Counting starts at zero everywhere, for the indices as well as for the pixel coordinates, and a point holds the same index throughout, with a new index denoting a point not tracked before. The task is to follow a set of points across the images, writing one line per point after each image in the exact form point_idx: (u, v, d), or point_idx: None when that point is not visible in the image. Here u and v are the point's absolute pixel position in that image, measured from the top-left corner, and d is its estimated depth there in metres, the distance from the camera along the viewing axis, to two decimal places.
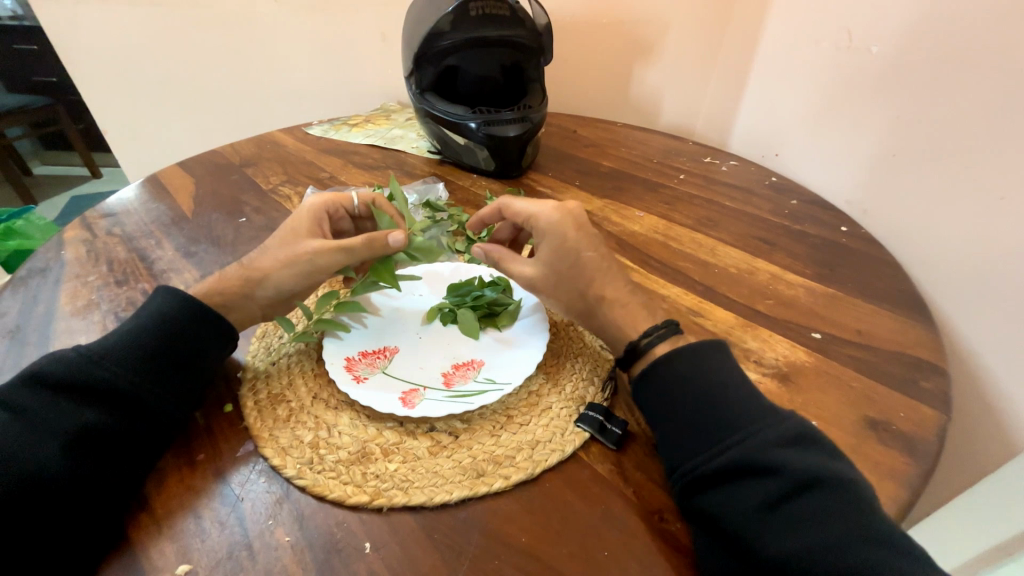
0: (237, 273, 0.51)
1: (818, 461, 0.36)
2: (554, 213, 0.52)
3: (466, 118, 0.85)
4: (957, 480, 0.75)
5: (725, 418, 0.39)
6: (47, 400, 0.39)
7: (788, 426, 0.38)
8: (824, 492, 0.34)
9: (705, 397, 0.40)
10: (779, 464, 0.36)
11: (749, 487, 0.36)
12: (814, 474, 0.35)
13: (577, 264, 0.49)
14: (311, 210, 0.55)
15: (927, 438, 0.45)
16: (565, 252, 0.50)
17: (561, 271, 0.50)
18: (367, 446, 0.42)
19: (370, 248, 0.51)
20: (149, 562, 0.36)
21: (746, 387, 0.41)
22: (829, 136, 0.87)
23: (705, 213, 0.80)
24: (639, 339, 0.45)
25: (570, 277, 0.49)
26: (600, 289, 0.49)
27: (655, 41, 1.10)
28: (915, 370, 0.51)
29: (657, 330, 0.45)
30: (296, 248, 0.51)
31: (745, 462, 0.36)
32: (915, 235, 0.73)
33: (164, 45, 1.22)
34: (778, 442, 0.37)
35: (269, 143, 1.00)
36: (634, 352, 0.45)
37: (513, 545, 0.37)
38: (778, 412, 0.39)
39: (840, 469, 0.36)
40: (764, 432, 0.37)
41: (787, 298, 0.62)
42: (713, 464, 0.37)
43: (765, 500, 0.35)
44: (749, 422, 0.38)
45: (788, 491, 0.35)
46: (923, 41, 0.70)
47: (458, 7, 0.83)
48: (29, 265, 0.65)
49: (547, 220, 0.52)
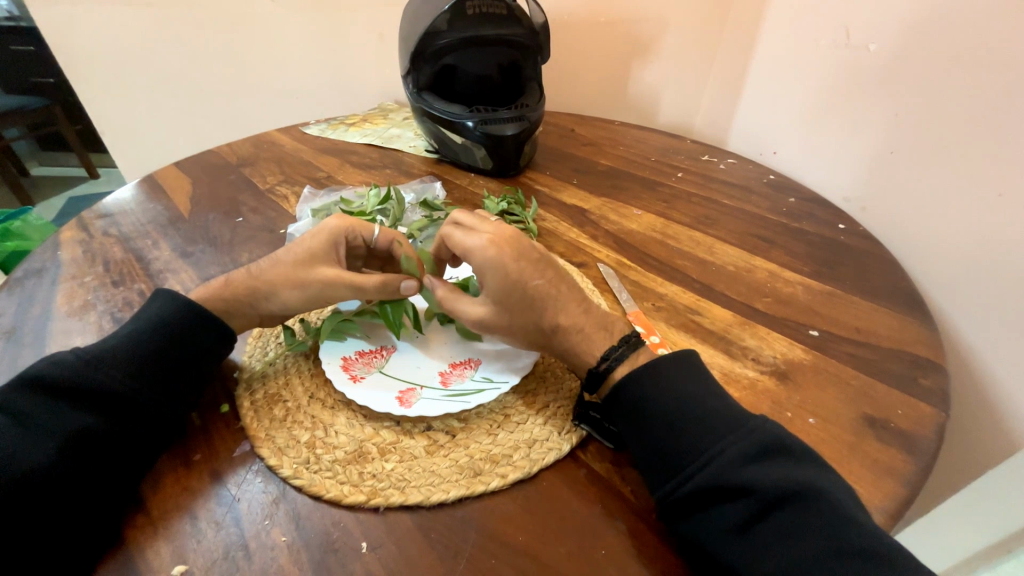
0: (244, 282, 0.49)
1: (787, 474, 0.35)
2: (489, 245, 0.45)
3: (463, 117, 0.84)
4: (955, 475, 0.75)
5: (689, 441, 0.38)
6: (41, 403, 0.39)
7: (754, 438, 0.37)
8: (798, 506, 0.34)
9: (666, 420, 0.39)
10: (748, 484, 0.35)
11: (722, 509, 0.35)
12: (785, 490, 0.34)
13: (526, 298, 0.45)
14: (331, 232, 0.52)
15: (926, 435, 0.44)
16: (512, 289, 0.45)
17: (513, 308, 0.45)
18: (365, 446, 0.42)
19: (381, 291, 0.49)
20: (146, 563, 0.35)
21: (710, 400, 0.40)
22: (828, 134, 0.87)
23: (702, 211, 0.80)
24: (599, 364, 0.44)
25: (524, 313, 0.45)
26: (556, 317, 0.46)
27: (653, 39, 1.10)
28: (914, 368, 0.51)
29: (615, 351, 0.44)
30: (311, 273, 0.49)
31: (712, 486, 0.36)
32: (915, 232, 0.73)
33: (160, 45, 1.22)
34: (745, 459, 0.36)
35: (266, 143, 1.00)
36: (596, 377, 0.44)
37: (509, 544, 0.36)
38: (744, 424, 0.38)
39: (812, 478, 0.35)
40: (730, 449, 0.37)
41: (785, 296, 0.62)
42: (682, 490, 0.36)
43: (737, 523, 0.35)
44: (714, 441, 0.38)
45: (760, 511, 0.34)
46: (921, 39, 0.69)
47: (455, 5, 0.83)
48: (25, 266, 0.65)
49: (484, 256, 0.45)
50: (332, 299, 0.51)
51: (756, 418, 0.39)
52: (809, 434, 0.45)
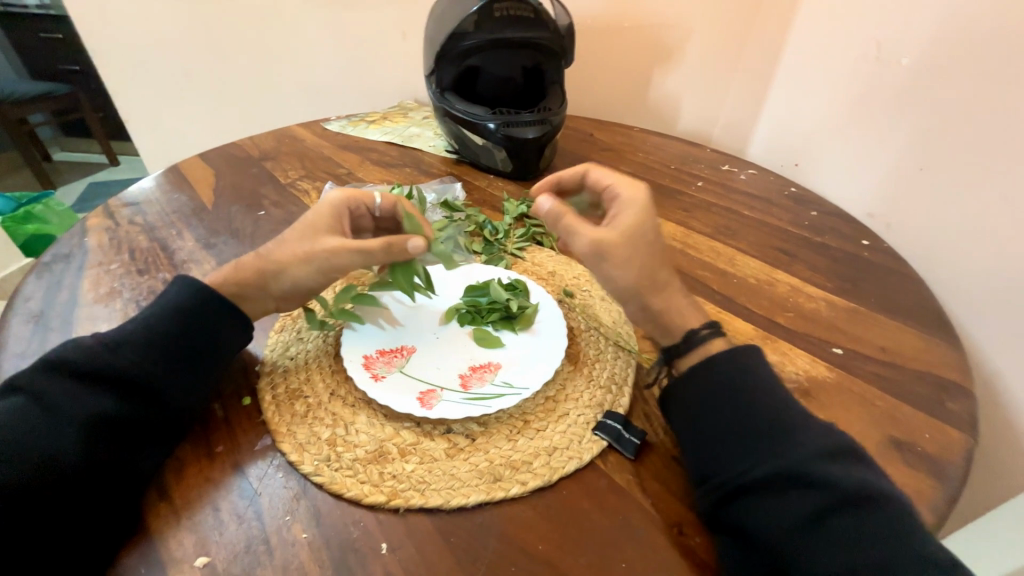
0: (254, 264, 0.50)
1: (861, 477, 0.35)
2: (634, 187, 0.48)
3: (486, 119, 0.84)
4: (975, 499, 0.74)
5: (765, 429, 0.38)
6: (65, 387, 0.39)
7: (830, 438, 0.37)
8: (868, 508, 0.34)
9: (743, 407, 0.39)
10: (822, 479, 0.35)
11: (791, 499, 0.35)
12: (860, 491, 0.34)
13: (657, 240, 0.45)
14: (334, 204, 0.53)
15: (952, 461, 0.44)
16: (648, 225, 0.45)
17: (640, 241, 0.44)
18: (385, 446, 0.42)
19: (386, 254, 0.50)
20: (168, 554, 0.36)
21: (790, 398, 0.40)
22: (853, 148, 0.86)
23: (723, 222, 0.79)
24: (701, 328, 0.44)
25: (650, 251, 0.44)
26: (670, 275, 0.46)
27: (677, 45, 1.08)
28: (940, 391, 0.51)
29: (715, 325, 0.44)
30: (316, 244, 0.50)
31: (786, 474, 0.35)
32: (941, 252, 0.72)
33: (187, 37, 1.23)
34: (823, 456, 0.36)
35: (288, 137, 1.00)
36: (693, 340, 0.43)
37: (529, 553, 0.36)
38: (817, 424, 0.38)
39: (882, 485, 0.35)
40: (807, 444, 0.37)
41: (808, 311, 0.61)
42: (755, 475, 0.36)
43: (804, 515, 0.34)
44: (789, 434, 0.37)
45: (833, 508, 0.34)
46: (956, 55, 0.68)
47: (482, 7, 0.83)
48: (52, 251, 0.66)
49: (631, 191, 0.47)
50: (342, 273, 0.51)
51: (827, 422, 0.39)
52: None
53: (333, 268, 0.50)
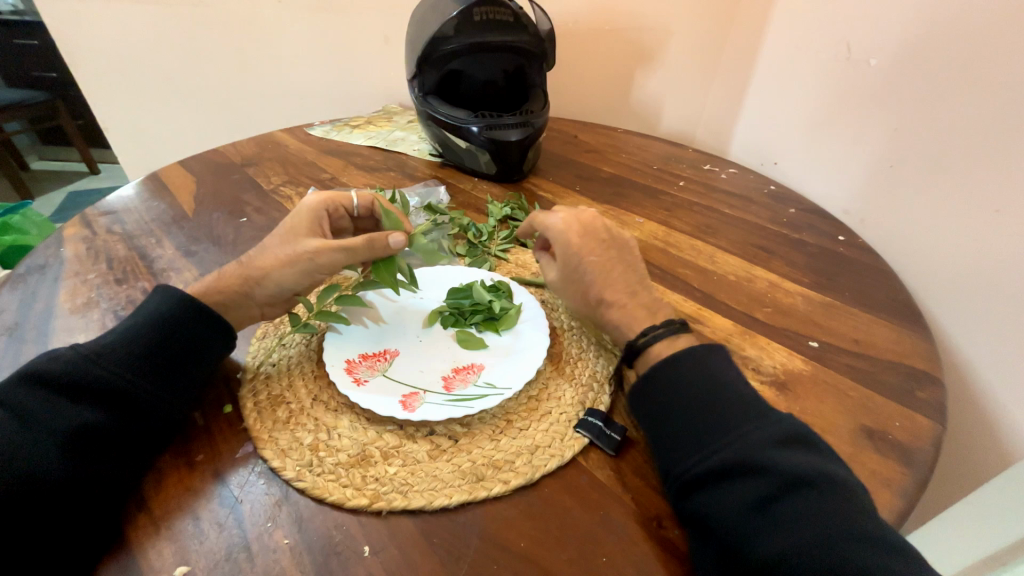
0: (237, 272, 0.50)
1: (808, 462, 0.36)
2: (561, 221, 0.54)
3: (468, 122, 0.85)
4: (953, 488, 0.75)
5: (715, 420, 0.39)
6: (42, 399, 0.39)
7: (780, 426, 0.38)
8: (812, 492, 0.35)
9: (692, 401, 0.41)
10: (770, 465, 0.36)
11: (738, 487, 0.36)
12: (805, 474, 0.35)
13: (580, 269, 0.51)
14: (312, 208, 0.55)
15: (922, 447, 0.45)
16: (569, 258, 0.52)
17: (568, 276, 0.52)
18: (367, 449, 0.42)
19: (370, 250, 0.51)
20: (147, 562, 0.36)
21: (741, 389, 0.41)
22: (828, 145, 0.87)
23: (703, 220, 0.80)
24: (637, 338, 0.46)
25: (574, 280, 0.52)
26: (600, 291, 0.50)
27: (657, 47, 1.09)
28: (912, 381, 0.52)
29: (653, 330, 0.46)
30: (297, 247, 0.51)
31: (736, 463, 0.37)
32: (913, 246, 0.74)
33: (166, 43, 1.22)
34: (772, 442, 0.37)
35: (270, 143, 1.00)
36: (633, 350, 0.47)
37: (511, 551, 0.37)
38: (767, 414, 0.40)
39: (831, 469, 0.36)
40: (754, 433, 0.38)
41: (785, 306, 0.62)
42: (705, 464, 0.38)
43: (753, 501, 0.35)
44: (738, 425, 0.39)
45: (776, 492, 0.35)
46: (923, 54, 0.70)
47: (462, 11, 0.83)
48: (28, 262, 0.65)
49: (555, 227, 0.54)
50: (326, 272, 0.52)
51: (779, 411, 0.40)
52: None
53: (318, 267, 0.51)
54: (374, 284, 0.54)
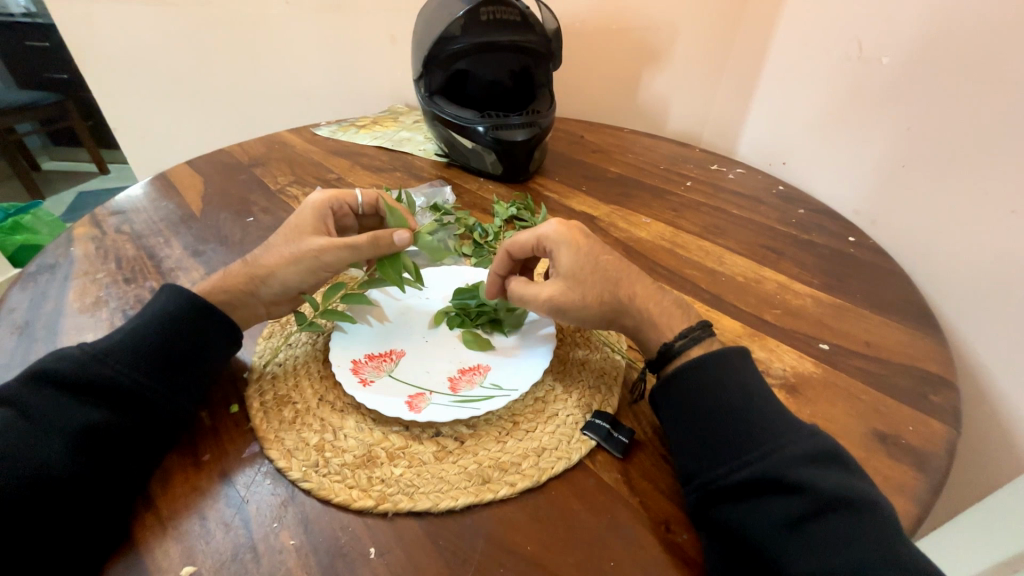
0: (242, 271, 0.50)
1: (844, 482, 0.36)
2: (560, 226, 0.50)
3: (474, 122, 0.85)
4: (966, 493, 0.74)
5: (747, 432, 0.39)
6: (49, 399, 0.39)
7: (815, 442, 0.37)
8: (848, 513, 0.34)
9: (722, 410, 0.40)
10: (804, 483, 0.35)
11: (771, 502, 0.35)
12: (841, 495, 0.35)
13: (600, 268, 0.48)
14: (316, 205, 0.55)
15: (936, 452, 0.44)
16: (584, 259, 0.48)
17: (587, 278, 0.47)
18: (373, 450, 0.42)
19: (375, 247, 0.51)
20: (154, 562, 0.36)
21: (774, 402, 0.41)
22: (839, 145, 0.86)
23: (711, 220, 0.80)
24: (674, 342, 0.44)
25: (594, 284, 0.47)
26: (628, 289, 0.47)
27: (664, 46, 1.09)
28: (925, 385, 0.51)
29: (691, 333, 0.45)
30: (301, 245, 0.51)
31: (768, 477, 0.36)
32: (926, 247, 0.73)
33: (175, 44, 1.23)
34: (805, 459, 0.37)
35: (277, 143, 1.00)
36: (668, 354, 0.44)
37: (519, 554, 0.36)
38: (803, 428, 0.39)
39: (866, 490, 0.36)
40: (790, 447, 0.37)
41: (794, 308, 0.62)
42: (736, 476, 0.37)
43: (785, 519, 0.35)
44: (773, 437, 0.38)
45: (812, 511, 0.34)
46: (936, 52, 0.69)
47: (469, 11, 0.83)
48: (38, 261, 0.66)
49: (558, 234, 0.49)
50: (331, 270, 0.52)
51: (813, 426, 0.40)
52: None
53: (323, 265, 0.51)
54: (379, 283, 0.54)
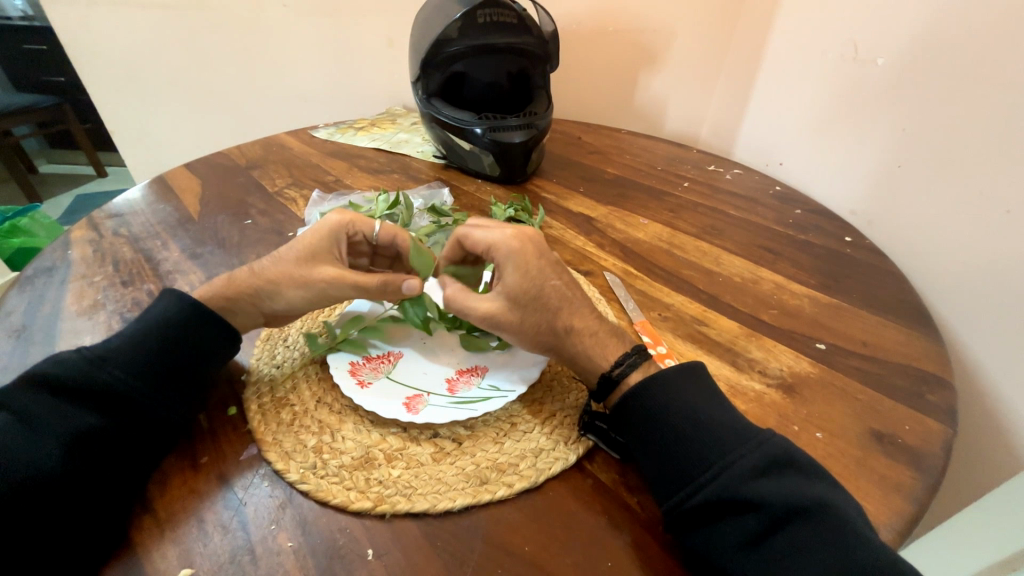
0: (247, 280, 0.49)
1: (797, 489, 0.36)
2: (513, 240, 0.49)
3: (471, 124, 0.85)
4: (962, 490, 0.74)
5: (696, 452, 0.38)
6: (46, 403, 0.39)
7: (763, 452, 0.37)
8: (807, 521, 0.34)
9: (673, 432, 0.40)
10: (757, 499, 0.35)
11: (730, 524, 0.36)
12: (793, 506, 0.35)
13: (544, 295, 0.47)
14: (330, 231, 0.52)
15: (933, 451, 0.44)
16: (530, 283, 0.47)
17: (528, 303, 0.47)
18: (371, 451, 0.42)
19: (382, 292, 0.50)
20: (152, 564, 0.36)
21: (721, 413, 0.40)
22: (835, 146, 0.87)
23: (709, 221, 0.80)
24: (612, 369, 0.44)
25: (536, 310, 0.46)
26: (568, 320, 0.47)
27: (662, 47, 1.09)
28: (922, 384, 0.51)
29: (628, 359, 0.45)
30: (312, 273, 0.49)
31: (722, 498, 0.36)
32: (922, 247, 0.73)
33: (173, 46, 1.23)
34: (753, 472, 0.37)
35: (275, 145, 1.00)
36: (607, 382, 0.44)
37: (516, 555, 0.36)
38: (754, 436, 0.39)
39: (819, 493, 0.35)
40: (738, 463, 0.37)
41: (792, 308, 0.62)
42: (690, 501, 0.37)
43: (746, 537, 0.35)
44: (721, 454, 0.38)
45: (767, 527, 0.35)
46: (932, 53, 0.69)
47: (466, 14, 0.83)
48: (35, 264, 0.65)
49: (509, 247, 0.48)
50: (336, 299, 0.51)
51: (766, 431, 0.39)
52: (816, 448, 0.45)
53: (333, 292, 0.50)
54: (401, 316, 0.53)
